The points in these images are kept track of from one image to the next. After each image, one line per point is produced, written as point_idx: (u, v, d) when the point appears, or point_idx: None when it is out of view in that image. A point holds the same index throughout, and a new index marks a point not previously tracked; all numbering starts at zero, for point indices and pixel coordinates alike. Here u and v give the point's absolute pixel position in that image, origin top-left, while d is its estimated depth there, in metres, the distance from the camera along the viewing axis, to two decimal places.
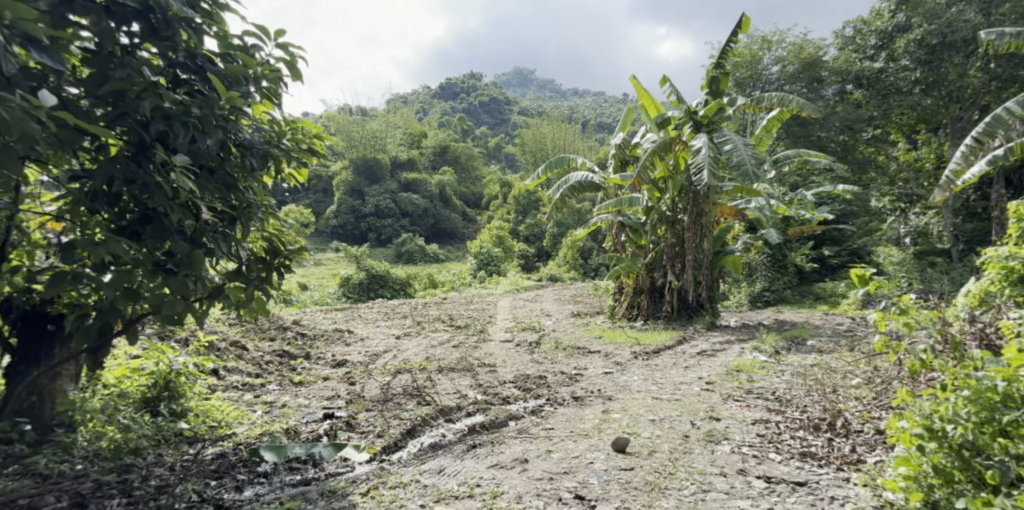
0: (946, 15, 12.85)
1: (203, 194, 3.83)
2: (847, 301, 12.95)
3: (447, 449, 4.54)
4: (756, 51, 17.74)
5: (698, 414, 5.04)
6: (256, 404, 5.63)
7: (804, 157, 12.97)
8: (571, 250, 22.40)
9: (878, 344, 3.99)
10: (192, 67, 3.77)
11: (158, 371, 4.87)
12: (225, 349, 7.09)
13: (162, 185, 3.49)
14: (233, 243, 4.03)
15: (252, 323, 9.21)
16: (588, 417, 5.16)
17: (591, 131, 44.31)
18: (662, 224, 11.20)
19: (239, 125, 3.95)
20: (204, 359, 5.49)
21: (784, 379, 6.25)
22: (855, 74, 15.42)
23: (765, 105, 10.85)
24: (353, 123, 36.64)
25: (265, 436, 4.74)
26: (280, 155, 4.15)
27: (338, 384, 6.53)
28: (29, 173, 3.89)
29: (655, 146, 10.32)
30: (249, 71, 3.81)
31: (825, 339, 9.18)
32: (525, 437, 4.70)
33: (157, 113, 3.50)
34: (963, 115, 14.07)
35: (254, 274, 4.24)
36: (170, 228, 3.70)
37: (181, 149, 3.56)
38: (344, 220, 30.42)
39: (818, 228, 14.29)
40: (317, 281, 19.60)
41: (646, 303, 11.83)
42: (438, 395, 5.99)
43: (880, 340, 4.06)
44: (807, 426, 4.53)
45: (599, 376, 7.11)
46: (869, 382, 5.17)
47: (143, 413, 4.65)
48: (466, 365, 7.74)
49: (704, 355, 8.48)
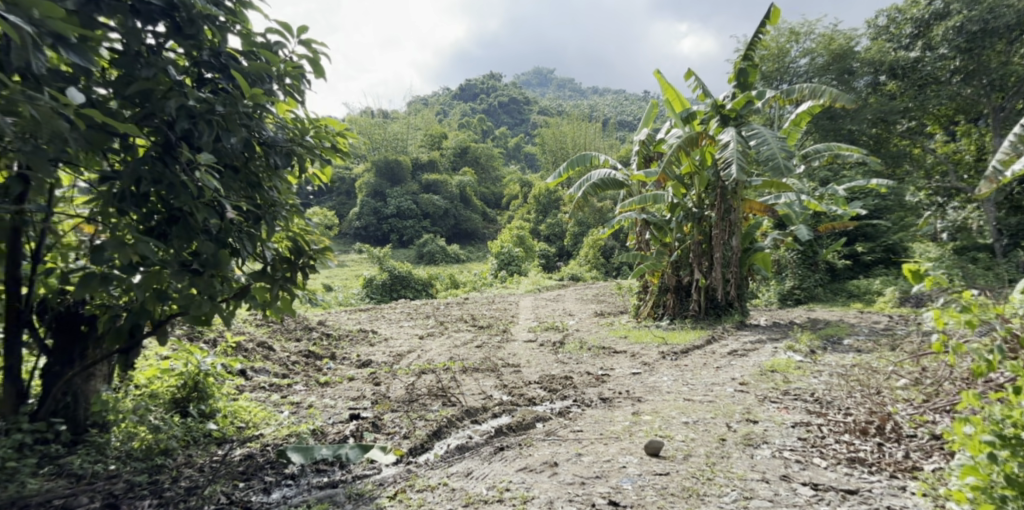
0: (987, 1, 12.87)
1: (228, 192, 3.76)
2: (883, 300, 12.74)
3: (474, 452, 4.45)
4: (783, 44, 17.39)
5: (734, 416, 4.89)
6: (282, 405, 5.59)
7: (836, 151, 12.71)
8: (593, 249, 22.21)
9: (935, 343, 3.84)
10: (216, 66, 3.71)
11: (187, 371, 4.83)
12: (252, 349, 7.10)
13: (187, 185, 3.47)
14: (258, 243, 3.98)
15: (277, 324, 9.19)
16: (618, 419, 5.04)
17: (611, 130, 44.05)
18: (688, 221, 11.04)
19: (263, 122, 3.87)
20: (232, 360, 5.45)
21: (823, 381, 6.06)
22: (889, 65, 15.12)
23: (796, 98, 10.72)
24: (375, 125, 36.80)
25: (292, 437, 4.66)
26: (304, 153, 4.04)
27: (363, 385, 6.47)
28: (63, 175, 3.92)
29: (681, 141, 10.15)
30: (272, 68, 3.74)
31: (863, 338, 8.94)
32: (555, 439, 4.58)
33: (182, 112, 3.45)
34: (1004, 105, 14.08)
35: (279, 274, 4.18)
36: (197, 228, 3.65)
37: (205, 147, 3.50)
38: (366, 221, 30.58)
39: (850, 225, 13.95)
40: (340, 282, 19.69)
41: (672, 302, 11.58)
42: (464, 396, 5.91)
43: (937, 339, 3.89)
44: (852, 430, 4.33)
45: (627, 377, 6.97)
46: (916, 383, 4.99)
47: (172, 414, 4.61)
48: (491, 365, 7.65)
49: (736, 354, 8.30)
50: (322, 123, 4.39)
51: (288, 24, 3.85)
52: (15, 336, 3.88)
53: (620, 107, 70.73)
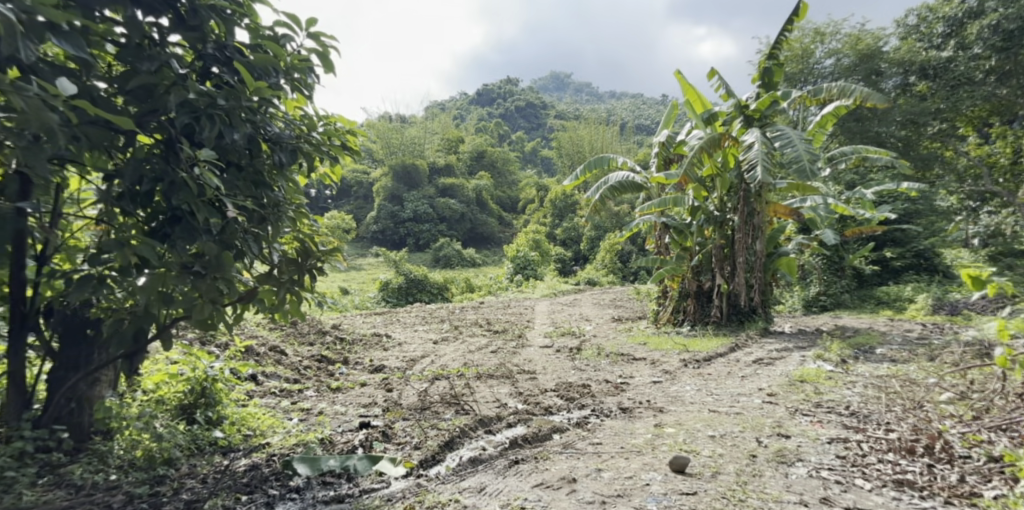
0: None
1: (232, 191, 3.53)
2: (913, 307, 12.56)
3: (488, 465, 4.23)
4: (808, 44, 16.96)
5: (764, 431, 4.66)
6: (292, 411, 5.39)
7: (863, 153, 12.39)
8: (610, 253, 21.93)
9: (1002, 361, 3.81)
10: (221, 59, 3.45)
11: (194, 376, 4.58)
12: (263, 354, 6.93)
13: (187, 182, 3.20)
14: (265, 243, 3.76)
15: (289, 328, 9.00)
16: (639, 431, 4.79)
17: (629, 134, 43.87)
18: (709, 224, 10.76)
19: (269, 118, 3.65)
20: (241, 365, 5.23)
21: (857, 393, 5.81)
22: (919, 65, 15.16)
23: (823, 97, 10.45)
24: (392, 129, 36.82)
25: (299, 447, 4.40)
26: (312, 151, 3.83)
27: (375, 391, 6.28)
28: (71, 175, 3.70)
29: (702, 142, 9.76)
30: (279, 61, 3.52)
31: (896, 348, 8.60)
32: (573, 453, 4.33)
33: (184, 108, 3.19)
34: None
35: (286, 277, 4.01)
36: (200, 228, 3.42)
37: (207, 143, 3.25)
38: (383, 225, 30.56)
39: (878, 229, 13.55)
40: (357, 285, 19.61)
41: (692, 308, 11.30)
42: (479, 404, 5.70)
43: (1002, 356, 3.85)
44: (898, 448, 4.04)
45: (648, 386, 6.72)
46: (962, 398, 4.87)
47: (178, 422, 4.36)
48: (506, 371, 7.44)
49: (762, 363, 8.00)
50: (332, 119, 4.19)
51: (297, 17, 3.68)
52: (18, 343, 3.69)
53: (637, 111, 70.38)
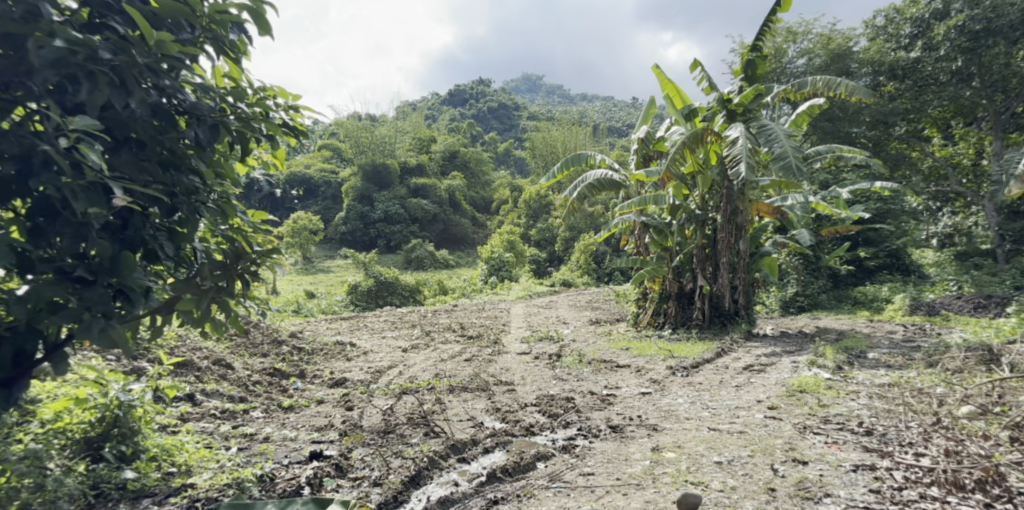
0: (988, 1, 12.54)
1: (128, 174, 2.76)
2: (892, 308, 12.26)
3: (460, 507, 3.58)
4: (780, 44, 16.67)
5: (777, 455, 4.06)
6: (232, 438, 4.64)
7: (838, 152, 12.09)
8: (585, 254, 21.36)
9: None
10: (113, 7, 2.71)
11: (103, 404, 3.77)
12: (205, 368, 6.12)
13: (54, 159, 2.46)
14: (179, 243, 3.00)
15: (241, 338, 8.16)
16: (636, 457, 4.16)
17: (601, 136, 43.51)
18: (691, 224, 10.25)
19: (181, 84, 2.90)
20: (170, 387, 4.32)
21: (865, 405, 5.26)
22: (888, 65, 14.49)
23: (808, 91, 9.96)
24: (363, 129, 35.87)
25: (231, 488, 3.66)
26: (240, 127, 3.08)
27: (332, 410, 5.56)
28: None
29: (685, 137, 9.20)
30: (190, 10, 2.78)
31: (888, 351, 8.17)
32: (561, 488, 3.71)
33: (51, 63, 2.45)
34: (1006, 107, 13.88)
35: (209, 282, 3.25)
36: (86, 221, 2.67)
37: (88, 109, 2.51)
38: (353, 226, 29.72)
39: (854, 229, 13.28)
40: (325, 288, 18.68)
41: (674, 310, 10.76)
42: (450, 425, 5.00)
43: None
44: (943, 481, 3.47)
45: (636, 398, 6.10)
46: (985, 413, 4.38)
47: (78, 461, 3.55)
48: (480, 383, 6.75)
49: (753, 370, 7.44)
50: (272, 93, 3.44)
51: None
52: None
53: (608, 113, 70.19)
